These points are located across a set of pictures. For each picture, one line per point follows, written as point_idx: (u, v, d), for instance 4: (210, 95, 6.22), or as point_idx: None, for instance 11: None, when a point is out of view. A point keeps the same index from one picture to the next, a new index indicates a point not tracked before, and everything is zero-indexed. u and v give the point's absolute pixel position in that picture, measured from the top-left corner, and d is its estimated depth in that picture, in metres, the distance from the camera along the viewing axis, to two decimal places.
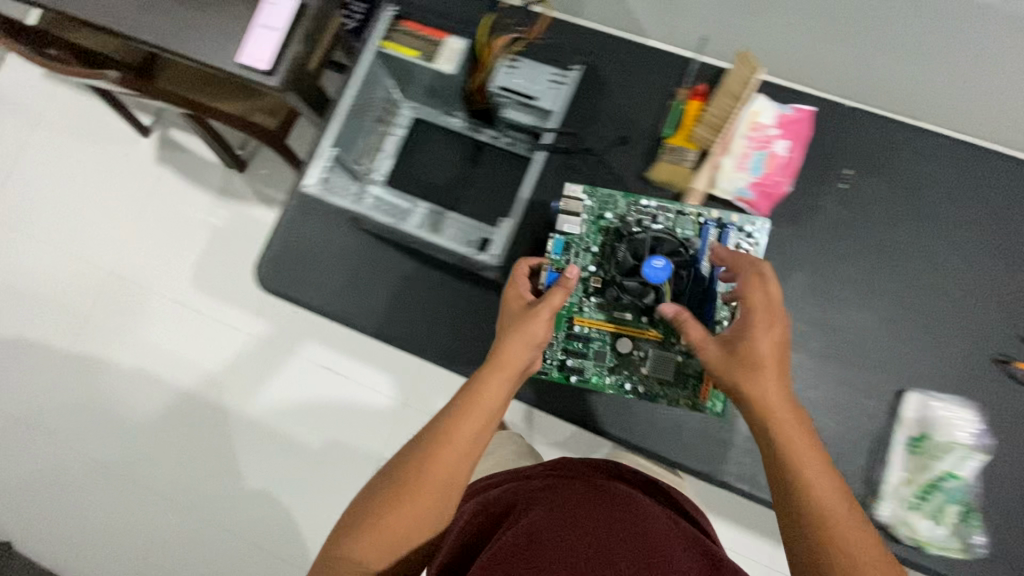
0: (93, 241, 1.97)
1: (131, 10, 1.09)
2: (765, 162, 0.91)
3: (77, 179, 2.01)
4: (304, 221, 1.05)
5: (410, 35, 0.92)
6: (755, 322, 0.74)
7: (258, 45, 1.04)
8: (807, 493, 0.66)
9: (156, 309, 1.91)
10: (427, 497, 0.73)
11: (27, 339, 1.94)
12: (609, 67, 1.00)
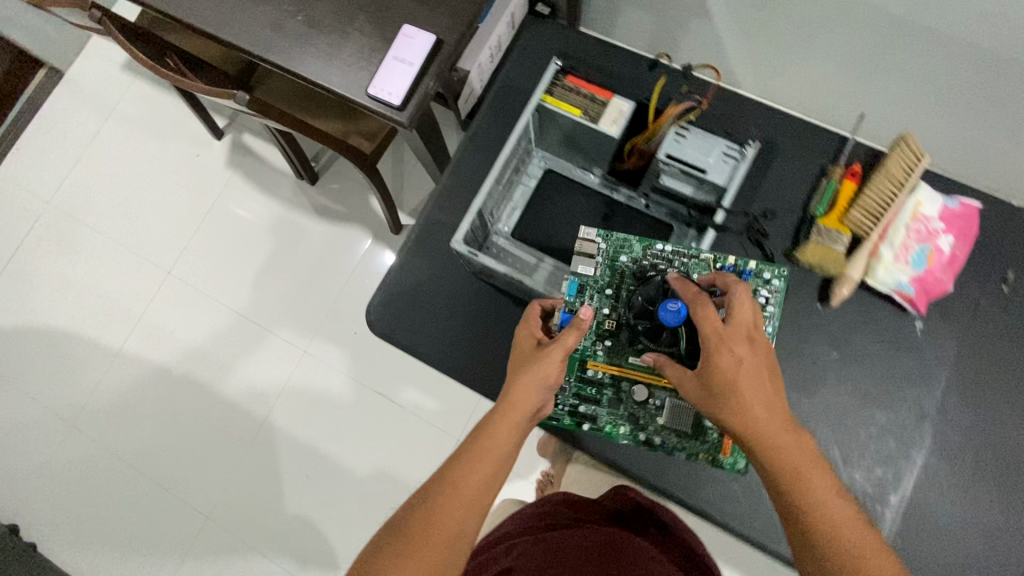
0: (157, 244, 1.94)
1: (266, 35, 1.09)
2: (928, 256, 0.86)
3: (145, 179, 1.99)
4: (419, 264, 1.00)
5: (571, 91, 0.92)
6: (719, 337, 0.70)
7: (391, 80, 1.02)
8: (826, 539, 0.62)
9: (213, 317, 1.88)
10: (434, 558, 0.62)
11: (79, 338, 1.90)
12: (760, 137, 0.96)
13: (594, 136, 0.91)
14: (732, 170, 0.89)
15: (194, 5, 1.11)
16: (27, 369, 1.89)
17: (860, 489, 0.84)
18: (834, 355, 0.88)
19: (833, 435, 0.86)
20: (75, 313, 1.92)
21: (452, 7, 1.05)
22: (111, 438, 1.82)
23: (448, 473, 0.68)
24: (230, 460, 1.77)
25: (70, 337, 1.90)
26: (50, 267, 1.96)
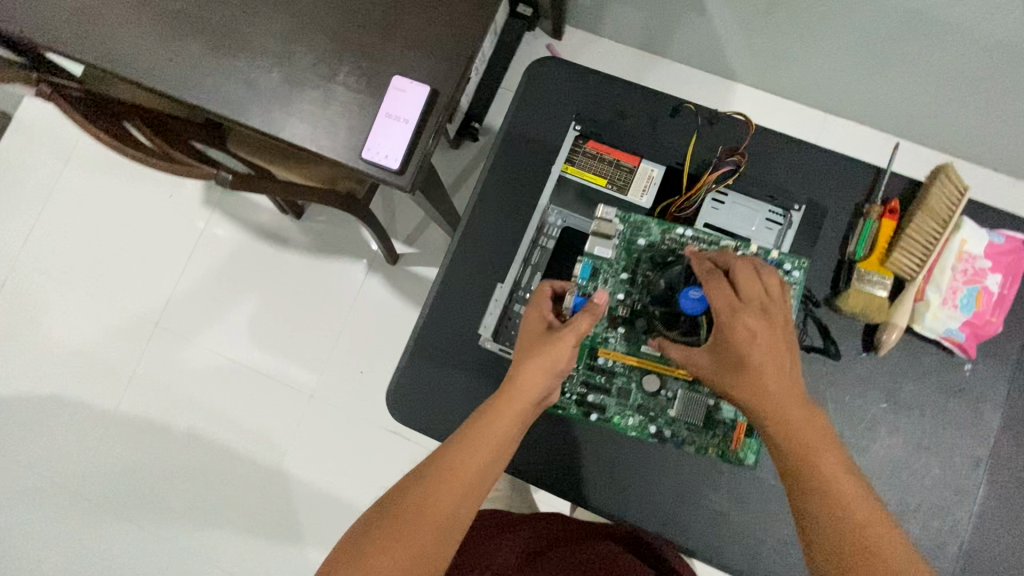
0: (139, 295, 1.83)
1: (238, 96, 0.98)
2: (977, 298, 0.83)
3: (118, 228, 1.87)
4: (437, 339, 0.93)
5: (594, 158, 0.88)
6: (730, 315, 0.66)
7: (387, 140, 0.93)
8: (841, 528, 0.58)
9: (211, 368, 1.80)
10: (426, 536, 0.60)
11: (70, 402, 1.81)
12: (787, 176, 0.89)
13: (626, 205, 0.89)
14: (776, 236, 0.84)
15: (154, 64, 0.99)
16: (19, 438, 1.80)
17: (918, 543, 0.82)
18: (883, 406, 0.85)
19: (888, 488, 0.84)
20: (61, 375, 1.82)
21: (445, 51, 0.95)
22: (120, 502, 1.76)
23: (449, 450, 0.66)
24: (245, 512, 1.73)
25: (60, 402, 1.81)
26: (28, 329, 1.85)
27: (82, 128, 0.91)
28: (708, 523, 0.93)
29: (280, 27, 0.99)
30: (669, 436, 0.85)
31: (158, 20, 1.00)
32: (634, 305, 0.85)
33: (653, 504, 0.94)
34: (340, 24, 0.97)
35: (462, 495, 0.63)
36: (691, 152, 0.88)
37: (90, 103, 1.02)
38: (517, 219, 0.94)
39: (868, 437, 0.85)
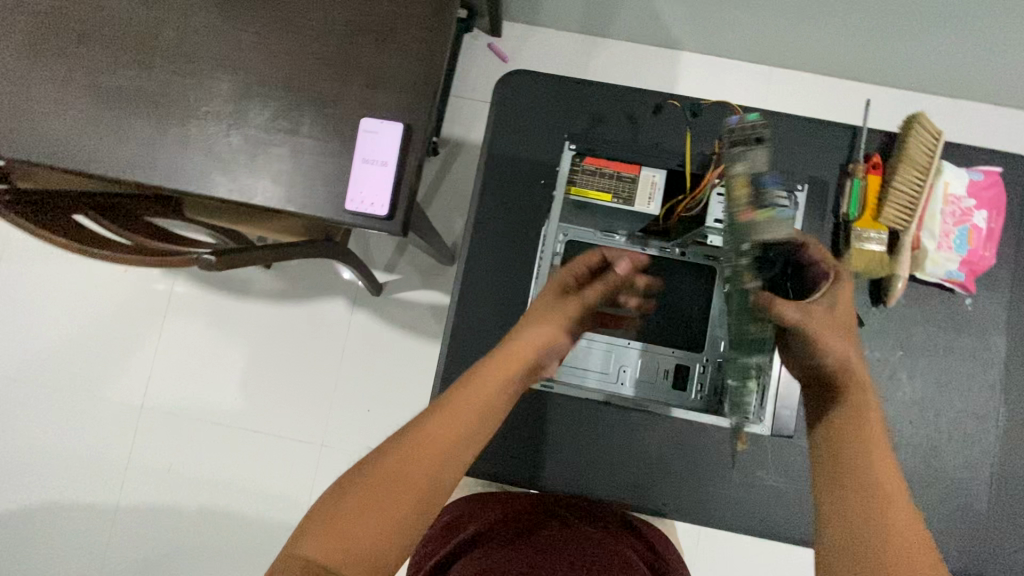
0: (103, 379, 1.68)
1: (200, 165, 0.91)
2: (969, 236, 0.87)
3: (73, 309, 1.72)
4: (462, 380, 0.89)
5: (594, 174, 0.86)
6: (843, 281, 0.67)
7: (368, 185, 0.88)
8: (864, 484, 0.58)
9: (201, 438, 1.64)
10: (405, 496, 0.55)
11: (56, 506, 1.64)
12: (773, 151, 0.89)
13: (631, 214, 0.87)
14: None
15: (96, 148, 0.92)
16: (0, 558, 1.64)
17: (953, 476, 0.87)
18: (900, 354, 0.89)
19: (919, 430, 0.88)
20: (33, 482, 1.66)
21: (410, 82, 0.91)
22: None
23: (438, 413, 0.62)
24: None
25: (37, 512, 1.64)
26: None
27: (55, 242, 0.84)
28: (751, 502, 0.87)
29: (228, 86, 0.93)
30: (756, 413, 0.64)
31: (93, 101, 0.93)
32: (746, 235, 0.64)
33: (694, 494, 0.87)
34: (294, 74, 0.93)
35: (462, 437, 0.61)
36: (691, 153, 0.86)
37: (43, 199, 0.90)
38: (518, 241, 0.91)
39: (892, 386, 0.88)
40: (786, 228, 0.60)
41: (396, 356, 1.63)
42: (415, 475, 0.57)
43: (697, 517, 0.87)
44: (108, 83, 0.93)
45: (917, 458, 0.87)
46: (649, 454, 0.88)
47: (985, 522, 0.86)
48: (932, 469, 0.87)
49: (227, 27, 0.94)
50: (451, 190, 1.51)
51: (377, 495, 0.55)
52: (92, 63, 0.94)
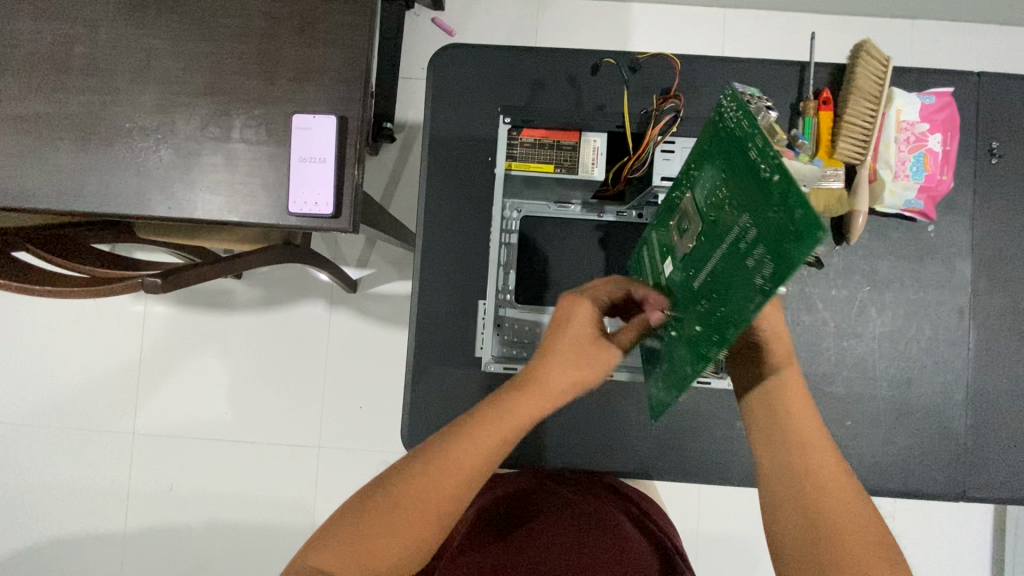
0: (73, 413, 1.59)
1: (134, 184, 0.88)
2: (925, 161, 0.85)
3: (27, 343, 1.61)
4: (434, 372, 0.88)
5: (534, 147, 0.81)
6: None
7: (310, 185, 0.85)
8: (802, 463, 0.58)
9: (188, 459, 1.58)
10: (426, 529, 0.54)
11: (46, 547, 1.58)
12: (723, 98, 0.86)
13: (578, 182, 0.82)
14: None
15: (23, 180, 0.88)
16: None
17: (929, 403, 0.88)
18: (866, 290, 0.89)
19: (892, 362, 0.88)
20: (17, 527, 1.59)
21: (339, 72, 0.87)
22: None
23: (462, 441, 0.57)
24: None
25: (27, 556, 1.58)
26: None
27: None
28: (738, 452, 0.88)
29: (150, 99, 0.88)
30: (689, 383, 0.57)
31: (12, 131, 0.88)
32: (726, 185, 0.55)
33: (680, 451, 0.88)
34: (217, 77, 0.88)
35: (469, 480, 0.56)
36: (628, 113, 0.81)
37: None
38: (472, 223, 0.89)
39: (863, 322, 0.88)
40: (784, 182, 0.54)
41: (379, 349, 1.57)
42: (428, 511, 0.55)
43: (686, 473, 0.88)
44: (25, 111, 0.89)
45: (893, 389, 0.88)
46: (630, 418, 0.88)
47: (961, 444, 0.87)
48: (909, 399, 0.88)
49: (140, 34, 0.89)
50: (410, 177, 1.47)
51: (391, 531, 0.53)
52: (5, 91, 0.89)
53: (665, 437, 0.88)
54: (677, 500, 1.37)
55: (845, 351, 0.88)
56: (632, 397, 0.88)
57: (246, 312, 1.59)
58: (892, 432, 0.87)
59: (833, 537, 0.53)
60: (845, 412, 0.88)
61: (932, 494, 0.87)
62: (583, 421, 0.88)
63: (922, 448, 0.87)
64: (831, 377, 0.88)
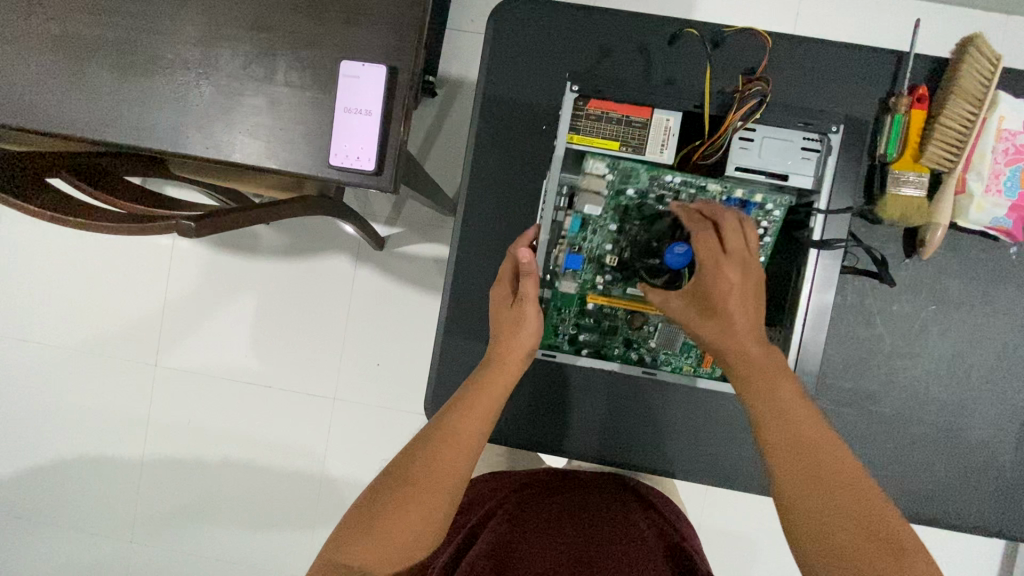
0: (100, 339, 1.62)
1: (172, 120, 0.84)
2: (1020, 177, 0.78)
3: (57, 267, 1.62)
4: (464, 346, 0.86)
5: (600, 120, 0.70)
6: (714, 267, 0.60)
7: (353, 139, 0.81)
8: (822, 482, 0.52)
9: (207, 396, 1.60)
10: (433, 500, 0.60)
11: (69, 465, 1.63)
12: (807, 85, 0.79)
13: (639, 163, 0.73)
14: (815, 168, 0.67)
15: (59, 105, 0.84)
16: (20, 516, 1.65)
17: (981, 433, 0.83)
18: (931, 309, 0.83)
19: (947, 387, 0.83)
20: (42, 443, 1.64)
21: (393, 18, 0.81)
22: (148, 559, 1.62)
23: (450, 419, 0.65)
24: (283, 543, 1.58)
25: (50, 471, 1.64)
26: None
27: (27, 211, 0.77)
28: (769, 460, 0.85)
29: (194, 29, 0.84)
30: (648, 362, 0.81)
31: (52, 50, 0.85)
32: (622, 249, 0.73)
33: (709, 452, 0.85)
34: (265, 13, 0.83)
35: (462, 456, 0.63)
36: (710, 93, 0.69)
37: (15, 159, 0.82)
38: (519, 195, 0.84)
39: (922, 342, 0.83)
40: (576, 280, 0.75)
41: (402, 310, 1.55)
42: (433, 493, 0.60)
43: (712, 476, 0.85)
44: (66, 29, 0.85)
45: (945, 416, 0.83)
46: (666, 415, 0.85)
47: (1008, 479, 0.83)
48: (960, 427, 0.83)
49: None
50: (449, 137, 1.41)
51: (401, 519, 0.59)
52: (46, 8, 0.85)
53: (697, 438, 0.85)
54: (690, 496, 1.34)
55: (899, 371, 0.83)
56: (671, 392, 0.85)
57: (273, 259, 1.57)
58: (938, 459, 0.83)
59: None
60: (890, 434, 0.83)
61: (970, 527, 0.83)
62: (619, 412, 0.85)
63: (968, 479, 0.83)
64: (880, 396, 0.83)
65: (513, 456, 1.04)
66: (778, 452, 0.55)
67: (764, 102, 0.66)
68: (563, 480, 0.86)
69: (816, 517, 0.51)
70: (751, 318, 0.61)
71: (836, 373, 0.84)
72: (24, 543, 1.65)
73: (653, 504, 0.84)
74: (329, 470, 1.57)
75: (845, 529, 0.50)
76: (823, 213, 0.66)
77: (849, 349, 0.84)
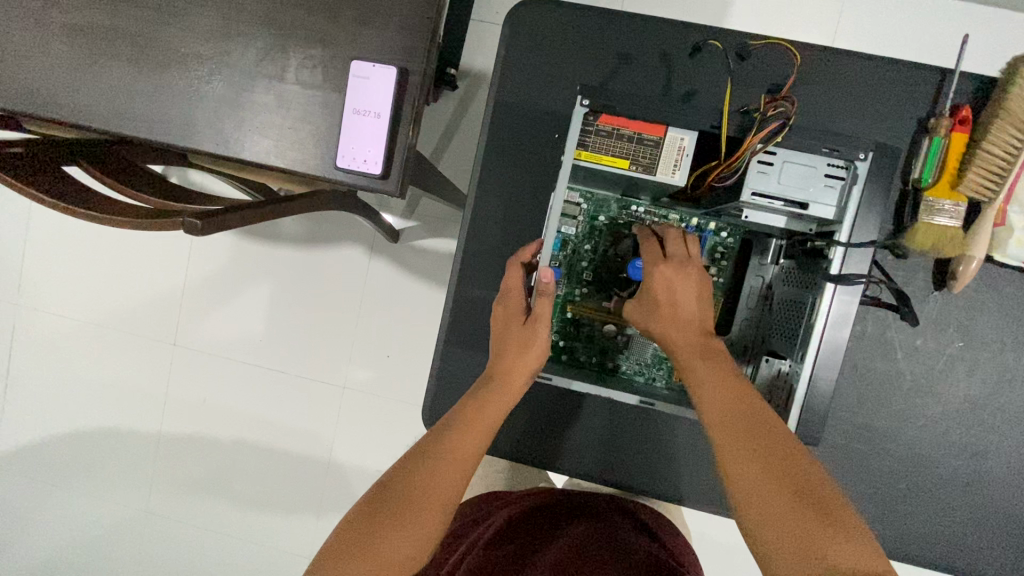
0: (122, 316, 1.66)
1: (185, 114, 0.84)
2: None
3: (84, 245, 1.66)
4: (464, 356, 0.85)
5: (611, 136, 0.66)
6: (653, 267, 0.68)
7: (361, 141, 0.79)
8: (763, 452, 0.55)
9: (221, 378, 1.63)
10: (428, 521, 0.59)
11: (90, 436, 1.69)
12: (839, 103, 0.74)
13: (650, 183, 0.70)
14: (838, 197, 0.62)
15: (77, 94, 0.85)
16: (45, 481, 1.72)
17: (1005, 477, 0.78)
18: (958, 345, 0.79)
19: (972, 428, 0.79)
20: (67, 411, 1.70)
21: (406, 18, 0.79)
22: (163, 531, 1.68)
23: (447, 436, 0.64)
24: (290, 524, 1.62)
25: (72, 438, 1.70)
26: (18, 369, 1.71)
27: (43, 203, 0.76)
28: None
29: (207, 23, 0.83)
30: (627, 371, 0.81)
31: (71, 40, 0.85)
32: (597, 265, 0.79)
33: (712, 478, 0.83)
34: (278, 9, 0.82)
35: (461, 472, 0.63)
36: (728, 110, 0.65)
37: (33, 147, 0.82)
38: (527, 205, 0.82)
39: (945, 379, 0.80)
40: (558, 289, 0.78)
41: (413, 306, 1.55)
42: (430, 514, 0.59)
43: (714, 503, 0.83)
44: (85, 19, 0.85)
45: (969, 458, 0.78)
46: (676, 441, 0.83)
47: None
48: (983, 472, 0.78)
49: None
50: (466, 134, 1.39)
51: (396, 540, 0.57)
52: None
53: (701, 463, 0.83)
54: (693, 511, 1.31)
55: (920, 408, 0.80)
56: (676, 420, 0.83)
57: (288, 247, 1.58)
58: (959, 505, 0.78)
59: (789, 535, 0.50)
60: (907, 473, 0.79)
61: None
62: (623, 437, 0.83)
63: (990, 526, 0.78)
64: (898, 433, 0.79)
65: (515, 473, 1.03)
66: (714, 422, 0.59)
67: (787, 123, 0.62)
68: (572, 508, 0.85)
69: (752, 484, 0.53)
70: (693, 312, 0.67)
71: (852, 407, 0.80)
72: (48, 508, 1.72)
73: (653, 536, 0.81)
74: (336, 457, 1.60)
75: (773, 489, 0.52)
76: (841, 244, 0.61)
77: (868, 381, 0.80)
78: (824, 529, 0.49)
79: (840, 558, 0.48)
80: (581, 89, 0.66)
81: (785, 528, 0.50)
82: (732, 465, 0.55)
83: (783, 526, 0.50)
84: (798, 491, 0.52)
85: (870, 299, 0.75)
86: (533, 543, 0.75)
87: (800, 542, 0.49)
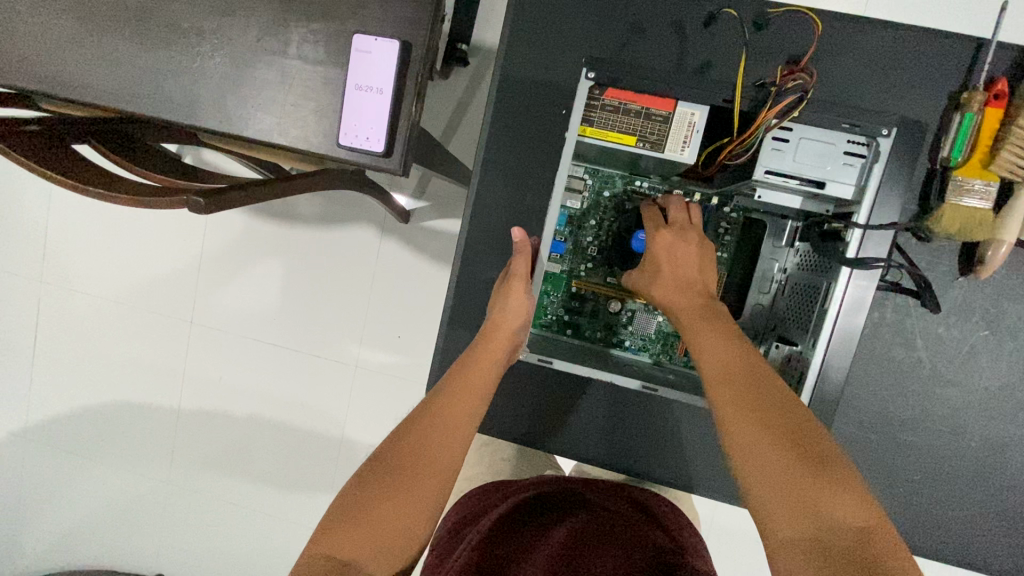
0: (140, 294, 1.70)
1: (188, 90, 0.83)
2: None
3: (103, 225, 1.69)
4: (467, 338, 0.84)
5: (618, 111, 0.64)
6: (653, 231, 0.69)
7: (363, 117, 0.78)
8: (765, 413, 0.54)
9: (237, 355, 1.66)
10: (422, 491, 0.59)
11: (114, 410, 1.75)
12: (862, 77, 0.70)
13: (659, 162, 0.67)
14: (858, 175, 0.59)
15: (83, 71, 0.85)
16: (72, 452, 1.78)
17: None
18: (983, 334, 0.76)
19: (994, 419, 0.76)
20: (92, 386, 1.76)
21: None
22: (182, 502, 1.73)
23: (440, 406, 0.65)
24: (303, 499, 1.66)
25: (95, 411, 1.76)
26: (44, 344, 1.77)
27: (51, 179, 0.76)
28: None
29: None
30: (629, 347, 0.80)
31: (75, 16, 0.85)
32: (603, 239, 0.77)
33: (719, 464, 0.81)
34: None
35: (450, 439, 0.63)
36: (740, 83, 0.61)
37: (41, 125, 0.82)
38: (533, 186, 0.80)
39: (968, 368, 0.76)
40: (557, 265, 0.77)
41: (423, 286, 1.55)
42: (422, 481, 0.59)
43: (722, 490, 0.82)
44: None
45: (990, 450, 0.76)
46: (681, 430, 0.82)
47: None
48: (1003, 465, 0.75)
49: None
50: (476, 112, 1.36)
51: (392, 509, 0.57)
52: None
53: (707, 449, 0.81)
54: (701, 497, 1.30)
55: (939, 399, 0.77)
56: (681, 408, 0.81)
57: (300, 227, 1.59)
58: (977, 498, 0.75)
59: (791, 492, 0.49)
60: (923, 464, 0.76)
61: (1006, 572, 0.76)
62: (626, 425, 0.82)
63: (1010, 519, 0.75)
64: (917, 424, 0.77)
65: (521, 458, 1.02)
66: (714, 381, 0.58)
67: (804, 99, 0.59)
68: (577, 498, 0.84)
69: (753, 444, 0.53)
70: (693, 275, 0.66)
71: (869, 397, 0.78)
72: (75, 478, 1.79)
73: (659, 527, 0.80)
74: (348, 435, 1.62)
75: (773, 449, 0.52)
76: (863, 224, 0.58)
77: (886, 371, 0.77)
78: (824, 485, 0.49)
79: (836, 508, 0.48)
80: (585, 61, 0.63)
81: (788, 482, 0.50)
82: (731, 424, 0.55)
83: (785, 483, 0.50)
84: (799, 450, 0.51)
85: (888, 283, 0.71)
86: (536, 531, 0.75)
87: (803, 500, 0.49)
